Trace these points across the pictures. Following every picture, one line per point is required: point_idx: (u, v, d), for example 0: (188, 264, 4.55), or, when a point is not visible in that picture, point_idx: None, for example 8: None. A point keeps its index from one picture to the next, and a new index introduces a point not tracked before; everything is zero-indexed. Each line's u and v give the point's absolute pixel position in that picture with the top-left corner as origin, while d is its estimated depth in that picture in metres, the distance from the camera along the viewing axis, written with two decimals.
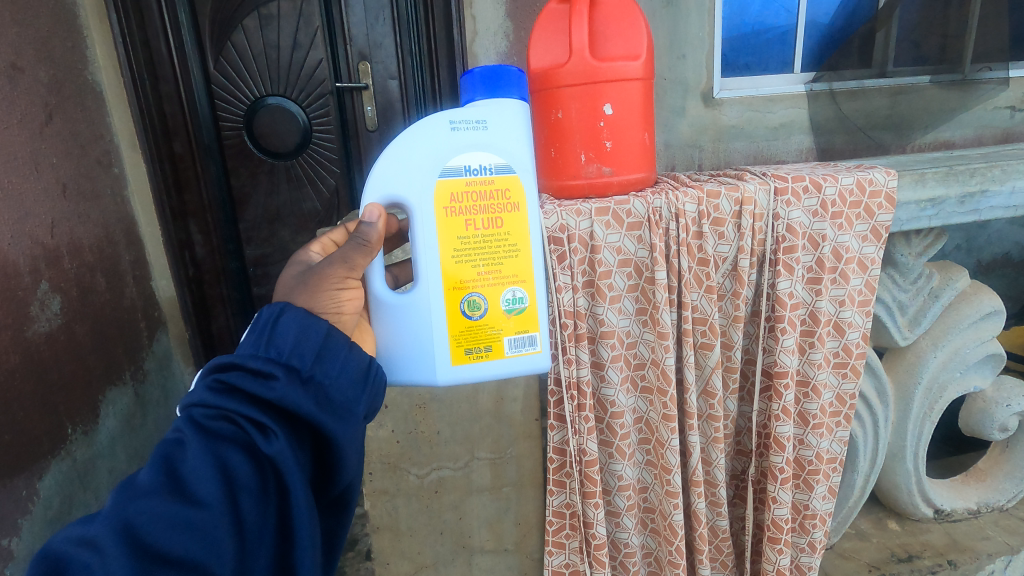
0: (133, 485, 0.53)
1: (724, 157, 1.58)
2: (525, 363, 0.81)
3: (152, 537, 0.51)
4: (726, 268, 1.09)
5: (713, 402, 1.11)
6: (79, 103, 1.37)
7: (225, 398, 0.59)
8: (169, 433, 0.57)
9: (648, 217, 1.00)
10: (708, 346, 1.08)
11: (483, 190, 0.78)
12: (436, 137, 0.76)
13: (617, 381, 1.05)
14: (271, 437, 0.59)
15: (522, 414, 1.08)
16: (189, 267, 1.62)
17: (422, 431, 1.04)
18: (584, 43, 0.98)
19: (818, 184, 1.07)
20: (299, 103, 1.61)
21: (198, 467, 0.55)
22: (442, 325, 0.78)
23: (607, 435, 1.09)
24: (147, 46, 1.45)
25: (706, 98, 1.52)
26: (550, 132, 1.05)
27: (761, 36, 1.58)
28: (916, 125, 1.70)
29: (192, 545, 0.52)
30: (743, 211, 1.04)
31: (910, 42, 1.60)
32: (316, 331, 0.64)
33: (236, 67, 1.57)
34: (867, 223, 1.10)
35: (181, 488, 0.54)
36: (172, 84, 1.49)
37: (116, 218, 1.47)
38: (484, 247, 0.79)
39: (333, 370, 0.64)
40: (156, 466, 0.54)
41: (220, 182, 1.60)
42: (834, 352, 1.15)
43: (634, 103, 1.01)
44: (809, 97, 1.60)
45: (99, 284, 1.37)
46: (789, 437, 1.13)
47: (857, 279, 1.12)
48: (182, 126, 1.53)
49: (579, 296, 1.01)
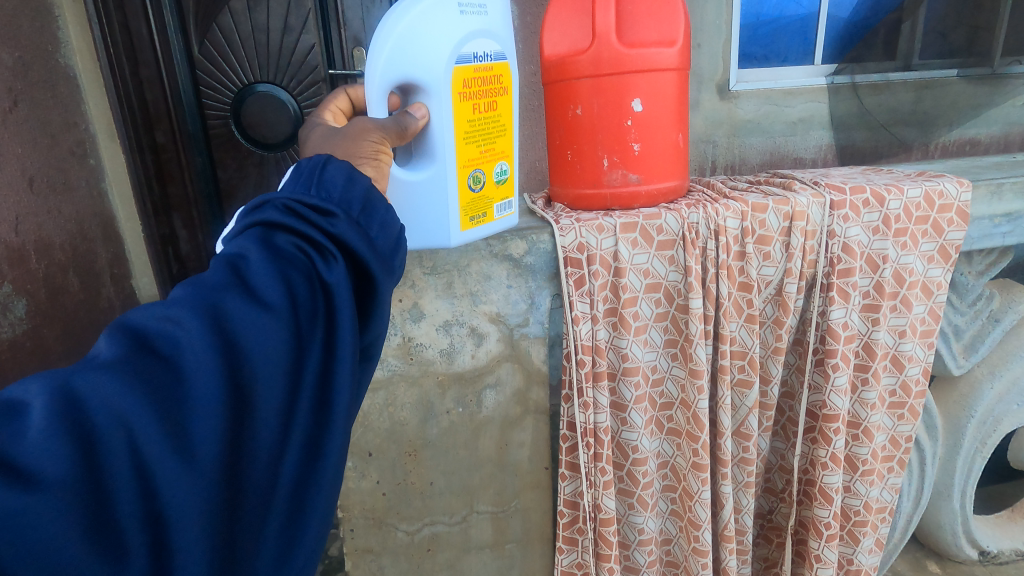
0: (189, 283, 0.40)
1: (738, 155, 1.41)
2: (503, 223, 0.82)
3: (227, 330, 0.38)
4: (769, 292, 0.92)
5: (747, 445, 0.95)
6: (49, 88, 1.06)
7: (281, 216, 0.46)
8: (228, 244, 0.44)
9: (683, 235, 0.85)
10: (746, 384, 0.93)
11: (485, 78, 0.73)
12: (444, 20, 0.67)
13: (641, 425, 0.90)
14: (335, 264, 0.46)
15: (530, 462, 0.92)
16: (172, 265, 1.26)
17: (413, 482, 0.89)
18: (608, 25, 0.81)
19: (881, 197, 0.91)
20: (289, 90, 1.25)
21: (263, 279, 0.41)
22: (450, 196, 0.73)
23: (627, 485, 0.93)
24: (126, 27, 1.11)
25: (722, 91, 1.35)
26: (565, 131, 0.90)
27: (779, 27, 1.39)
28: (939, 122, 1.50)
29: (265, 351, 0.39)
30: (793, 227, 0.89)
31: (937, 32, 1.43)
32: (362, 184, 0.52)
33: (223, 49, 1.21)
34: (935, 242, 0.95)
35: (250, 289, 0.41)
36: (154, 69, 1.15)
37: (92, 212, 1.14)
38: (483, 128, 0.74)
39: (376, 225, 0.52)
40: (220, 268, 0.41)
41: (207, 175, 1.25)
42: (890, 390, 1.00)
43: (668, 97, 0.86)
44: (830, 90, 1.41)
45: (72, 283, 1.10)
46: (837, 488, 0.98)
47: (920, 306, 0.97)
48: (165, 116, 1.18)
49: (599, 327, 0.85)
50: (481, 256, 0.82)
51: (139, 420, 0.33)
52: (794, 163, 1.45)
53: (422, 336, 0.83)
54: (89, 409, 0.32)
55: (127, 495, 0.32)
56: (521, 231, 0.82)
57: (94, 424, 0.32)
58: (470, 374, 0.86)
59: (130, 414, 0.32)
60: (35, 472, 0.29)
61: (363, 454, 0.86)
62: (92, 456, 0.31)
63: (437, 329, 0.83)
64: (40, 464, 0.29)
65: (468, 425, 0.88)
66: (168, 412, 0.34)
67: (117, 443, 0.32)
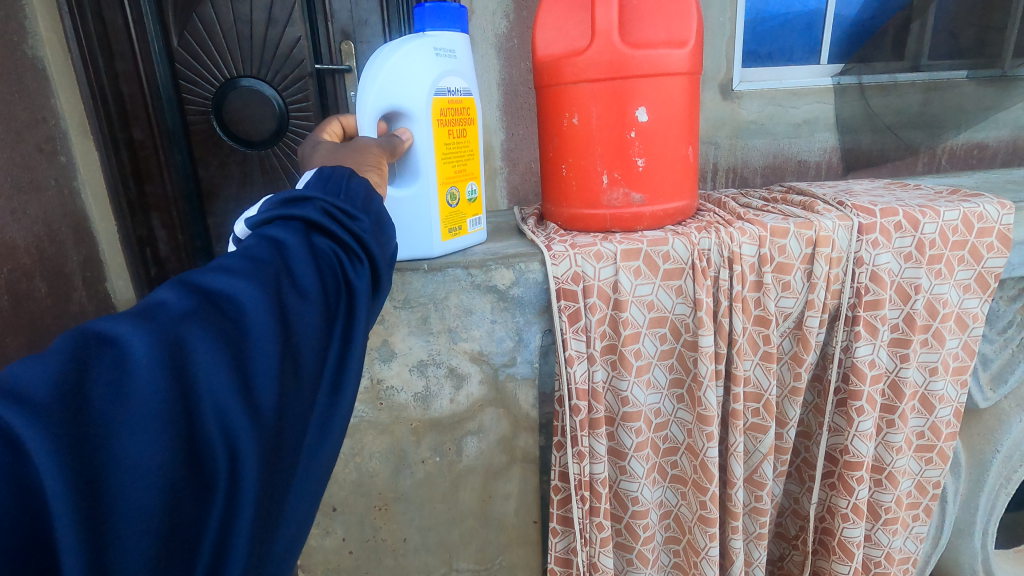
0: (240, 261, 0.38)
1: (740, 157, 1.29)
2: (475, 237, 0.78)
3: (285, 304, 0.37)
4: (788, 326, 0.82)
5: (760, 494, 0.84)
6: (14, 80, 1.02)
7: (312, 207, 0.45)
8: (268, 228, 0.43)
9: (692, 263, 0.75)
10: (761, 429, 0.82)
11: (456, 114, 0.69)
12: (415, 73, 0.64)
13: (642, 475, 0.79)
14: (365, 261, 0.45)
15: (515, 515, 0.82)
16: (150, 267, 1.30)
17: (383, 539, 0.79)
18: (610, 22, 0.71)
19: (916, 220, 0.80)
20: (272, 84, 1.29)
21: (306, 269, 0.40)
22: (430, 209, 0.69)
23: (625, 539, 0.83)
24: (100, 17, 1.14)
25: (724, 90, 1.25)
26: (558, 142, 0.79)
27: (785, 25, 1.27)
28: (947, 123, 1.35)
29: (311, 333, 0.39)
30: (816, 255, 0.78)
31: (948, 32, 1.32)
32: (375, 197, 0.52)
33: (204, 42, 1.25)
34: (972, 270, 0.85)
35: (294, 271, 0.40)
36: (131, 63, 1.19)
37: (62, 212, 1.12)
38: (463, 147, 0.71)
39: (387, 236, 0.51)
40: (268, 246, 0.40)
41: (186, 173, 1.30)
42: (918, 432, 0.90)
43: (677, 105, 0.75)
44: (836, 91, 1.29)
45: (38, 289, 1.04)
46: (859, 542, 0.88)
47: (953, 340, 0.87)
48: (143, 111, 1.23)
49: (596, 368, 0.74)
50: (461, 286, 0.71)
51: (221, 376, 0.32)
52: (798, 168, 1.33)
53: (393, 378, 0.73)
54: (180, 359, 0.31)
55: (212, 448, 0.31)
56: (507, 258, 0.71)
57: (186, 374, 0.31)
58: (448, 420, 0.76)
59: (213, 372, 0.32)
60: (138, 413, 0.28)
61: (325, 509, 0.76)
62: (184, 403, 0.30)
63: (410, 369, 0.73)
64: (143, 406, 0.28)
65: (447, 476, 0.78)
66: (244, 372, 0.33)
67: (204, 397, 0.31)
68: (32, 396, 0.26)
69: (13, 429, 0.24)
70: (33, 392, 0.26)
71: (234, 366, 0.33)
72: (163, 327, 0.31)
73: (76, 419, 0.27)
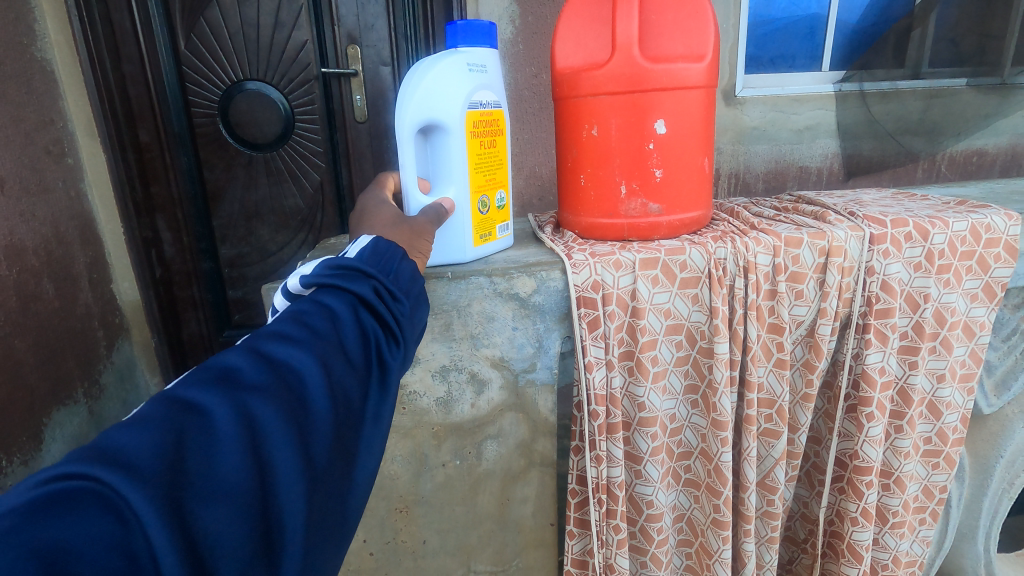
0: (301, 335, 0.40)
1: (742, 163, 1.32)
2: (502, 244, 0.81)
3: (339, 381, 0.40)
4: (800, 333, 0.84)
5: (773, 498, 0.86)
6: (23, 83, 1.14)
7: (362, 280, 0.48)
8: (323, 296, 0.45)
9: (709, 272, 0.77)
10: (773, 434, 0.84)
11: (487, 127, 0.72)
12: (451, 89, 0.67)
13: (658, 479, 0.80)
14: (403, 339, 0.48)
15: (533, 519, 0.83)
16: (156, 268, 1.42)
17: (403, 541, 0.80)
18: (631, 37, 0.72)
19: (925, 230, 0.82)
20: (278, 88, 1.36)
21: (353, 346, 0.42)
22: (463, 217, 0.72)
23: (640, 542, 0.84)
24: (109, 20, 1.24)
25: (727, 97, 1.27)
26: (578, 154, 0.81)
27: (787, 32, 1.29)
28: (948, 130, 1.37)
29: (359, 410, 0.41)
30: (829, 264, 0.80)
31: (949, 40, 1.32)
32: (410, 273, 0.54)
33: (211, 47, 1.32)
34: (979, 279, 0.86)
35: (345, 347, 0.42)
36: (137, 64, 1.28)
37: (70, 215, 1.24)
38: (493, 157, 0.74)
39: (419, 312, 0.53)
40: (324, 317, 0.43)
41: (191, 174, 1.39)
42: (924, 437, 0.92)
43: (694, 117, 0.77)
44: (837, 98, 1.31)
45: (47, 291, 1.15)
46: (867, 545, 0.90)
47: (961, 347, 0.89)
48: (149, 113, 1.32)
49: (614, 374, 0.76)
50: (484, 294, 0.73)
51: (291, 456, 0.34)
52: (799, 174, 1.35)
53: (416, 383, 0.74)
54: (256, 439, 0.33)
55: (278, 526, 0.33)
56: (528, 267, 0.73)
57: (262, 453, 0.33)
58: (469, 424, 0.77)
59: (284, 452, 0.34)
60: (222, 489, 0.31)
61: None
62: (258, 479, 0.32)
63: (433, 375, 0.74)
64: (226, 481, 0.31)
65: (466, 479, 0.79)
66: (307, 452, 0.35)
67: (276, 476, 0.33)
68: (141, 469, 0.28)
69: (130, 502, 0.27)
70: (141, 465, 0.29)
71: (299, 444, 0.35)
72: (241, 405, 0.34)
73: (174, 490, 0.29)
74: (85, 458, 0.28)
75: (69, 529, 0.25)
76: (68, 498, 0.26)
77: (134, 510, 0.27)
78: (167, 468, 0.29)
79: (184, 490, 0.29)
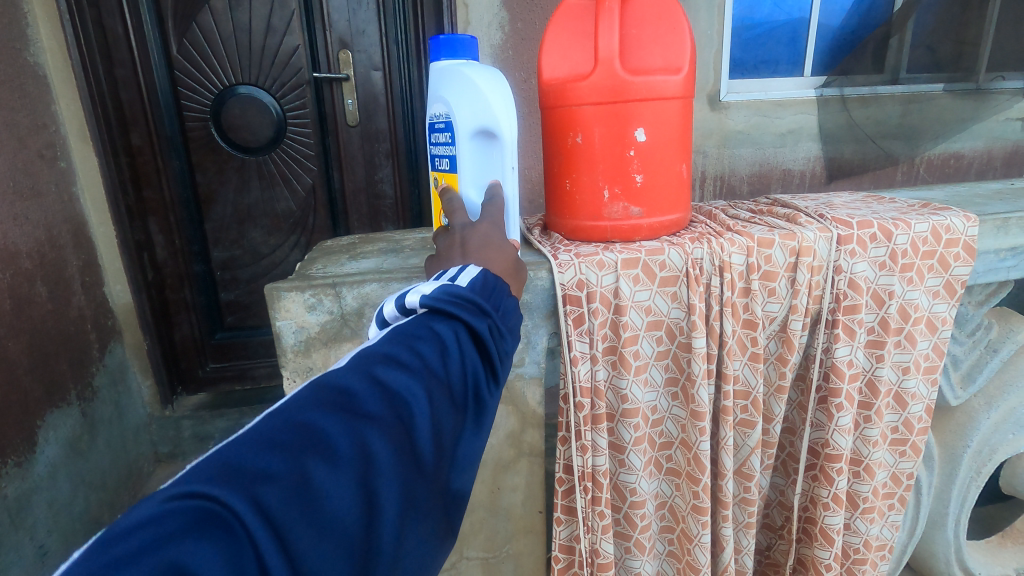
0: (412, 366, 0.40)
1: (727, 165, 1.37)
2: None
3: (439, 417, 0.40)
4: (773, 329, 0.89)
5: (748, 485, 0.91)
6: (17, 88, 1.16)
7: (475, 314, 0.47)
8: (435, 321, 0.45)
9: (686, 271, 0.82)
10: (748, 424, 0.89)
11: None
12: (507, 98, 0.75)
13: (640, 467, 0.85)
14: (500, 377, 0.47)
15: (522, 506, 0.88)
16: (148, 271, 1.45)
17: None
18: (612, 50, 0.77)
19: (889, 231, 0.88)
20: (271, 93, 1.39)
21: (455, 381, 0.42)
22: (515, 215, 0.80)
23: (624, 528, 0.88)
24: (101, 25, 1.27)
25: (712, 101, 1.32)
26: (564, 159, 0.85)
27: (770, 38, 1.35)
28: (926, 134, 1.44)
29: (450, 445, 0.41)
30: (799, 263, 0.85)
31: (926, 47, 1.39)
32: (510, 306, 0.53)
33: (204, 51, 1.35)
34: (941, 277, 0.92)
35: (447, 382, 0.41)
36: (130, 68, 1.32)
37: (63, 218, 1.26)
38: None
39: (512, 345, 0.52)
40: (435, 347, 0.42)
41: (183, 178, 1.42)
42: (892, 427, 0.98)
43: (672, 125, 0.82)
44: (819, 103, 1.36)
45: (40, 294, 1.17)
46: (839, 529, 0.95)
47: (925, 341, 0.94)
48: (141, 118, 1.35)
49: (598, 368, 0.81)
50: None
51: (392, 490, 0.35)
52: (782, 176, 1.40)
53: None
54: (367, 470, 0.34)
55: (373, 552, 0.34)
56: None
57: (370, 487, 0.34)
58: None
59: (387, 485, 0.34)
60: (332, 514, 0.31)
61: None
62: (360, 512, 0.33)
63: None
64: (339, 512, 0.32)
65: None
66: (406, 485, 0.36)
67: (379, 509, 0.34)
68: (267, 488, 0.30)
69: (247, 522, 0.28)
70: (267, 485, 0.30)
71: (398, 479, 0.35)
72: (360, 435, 0.34)
73: (289, 515, 0.30)
74: (215, 474, 0.29)
75: (194, 548, 0.26)
76: (191, 513, 0.27)
77: (249, 532, 0.27)
78: (292, 492, 0.30)
79: (302, 512, 0.30)
